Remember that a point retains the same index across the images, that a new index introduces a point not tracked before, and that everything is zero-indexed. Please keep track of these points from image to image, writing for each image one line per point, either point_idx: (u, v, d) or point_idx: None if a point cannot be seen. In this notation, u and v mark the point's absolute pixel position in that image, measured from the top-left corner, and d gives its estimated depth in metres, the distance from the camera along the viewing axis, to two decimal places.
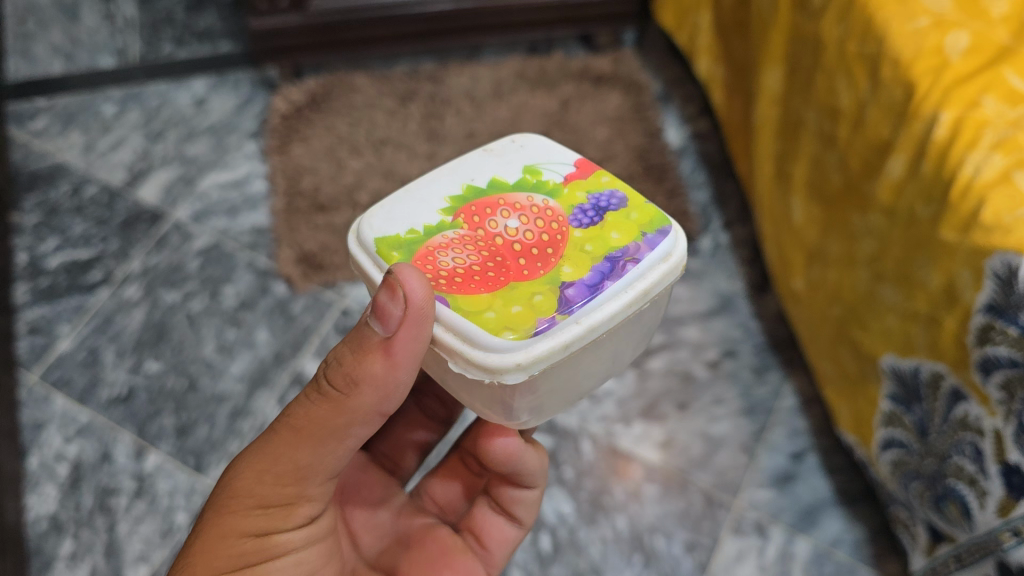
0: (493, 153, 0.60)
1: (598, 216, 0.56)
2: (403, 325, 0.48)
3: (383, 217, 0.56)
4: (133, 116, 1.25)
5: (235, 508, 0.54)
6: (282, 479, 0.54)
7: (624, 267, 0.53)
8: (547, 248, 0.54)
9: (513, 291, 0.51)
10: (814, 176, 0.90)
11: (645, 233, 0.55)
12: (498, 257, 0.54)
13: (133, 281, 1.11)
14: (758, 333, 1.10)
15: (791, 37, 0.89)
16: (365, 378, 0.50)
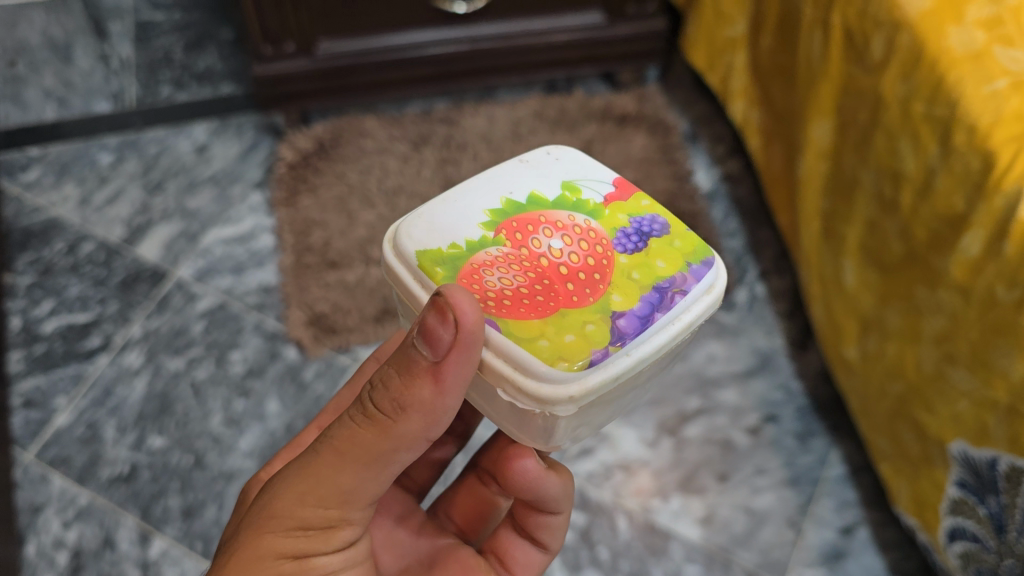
0: (529, 165, 0.57)
1: (642, 241, 0.53)
2: (455, 347, 0.44)
3: (424, 228, 0.52)
4: (131, 165, 1.18)
5: (274, 529, 0.49)
6: (324, 501, 0.49)
7: (672, 299, 0.50)
8: (593, 272, 0.51)
9: (564, 319, 0.48)
10: (872, 241, 0.83)
11: (690, 264, 0.52)
12: (545, 280, 0.50)
13: (133, 347, 1.04)
14: (801, 394, 1.03)
15: (845, 90, 0.82)
16: (413, 403, 0.46)
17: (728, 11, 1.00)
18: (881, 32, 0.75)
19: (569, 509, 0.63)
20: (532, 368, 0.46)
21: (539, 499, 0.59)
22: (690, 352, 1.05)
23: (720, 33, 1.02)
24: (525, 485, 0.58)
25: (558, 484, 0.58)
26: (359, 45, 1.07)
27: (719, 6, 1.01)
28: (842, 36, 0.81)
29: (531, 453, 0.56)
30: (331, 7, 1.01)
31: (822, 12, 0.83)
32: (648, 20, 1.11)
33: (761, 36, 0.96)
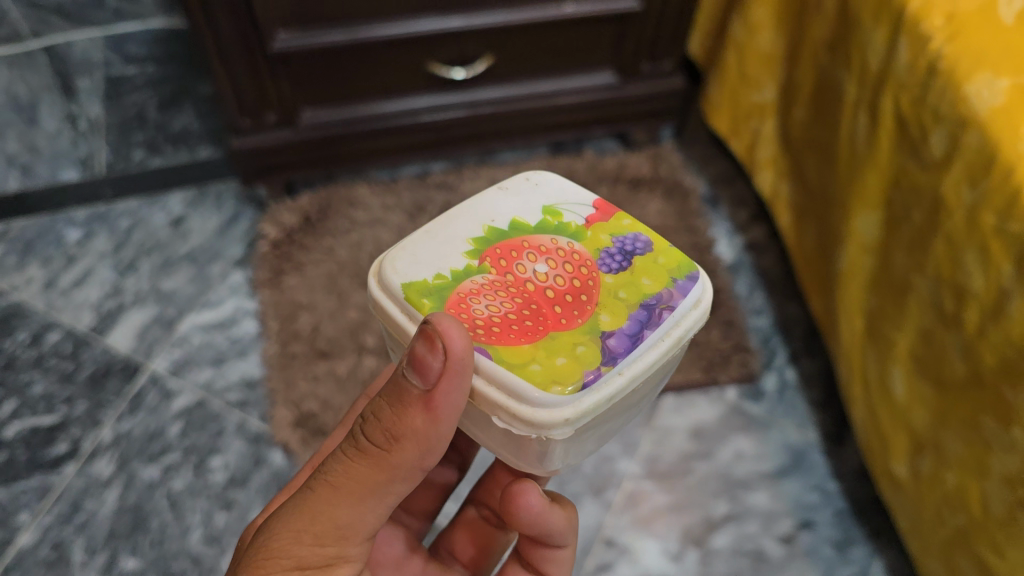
0: (510, 193, 0.58)
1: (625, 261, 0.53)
2: (444, 377, 0.43)
3: (412, 262, 0.52)
4: (101, 241, 1.08)
5: (271, 570, 0.48)
6: (321, 540, 0.48)
7: (660, 315, 0.50)
8: (580, 295, 0.51)
9: (553, 342, 0.48)
10: (925, 351, 0.72)
11: (675, 279, 0.52)
12: (532, 305, 0.51)
13: (103, 453, 0.94)
14: (838, 496, 0.93)
15: (896, 182, 0.71)
16: (408, 435, 0.45)
17: (755, 75, 0.90)
18: (942, 126, 0.64)
19: (576, 542, 0.61)
20: (526, 391, 0.46)
21: (544, 534, 0.58)
22: (715, 450, 0.95)
23: (746, 97, 0.92)
24: (530, 522, 0.56)
25: (563, 517, 0.57)
26: (346, 114, 0.96)
27: (743, 69, 0.91)
28: (894, 123, 0.70)
29: (535, 488, 0.55)
30: (313, 74, 0.90)
31: (871, 93, 0.72)
32: (665, 78, 1.01)
33: (793, 107, 0.85)
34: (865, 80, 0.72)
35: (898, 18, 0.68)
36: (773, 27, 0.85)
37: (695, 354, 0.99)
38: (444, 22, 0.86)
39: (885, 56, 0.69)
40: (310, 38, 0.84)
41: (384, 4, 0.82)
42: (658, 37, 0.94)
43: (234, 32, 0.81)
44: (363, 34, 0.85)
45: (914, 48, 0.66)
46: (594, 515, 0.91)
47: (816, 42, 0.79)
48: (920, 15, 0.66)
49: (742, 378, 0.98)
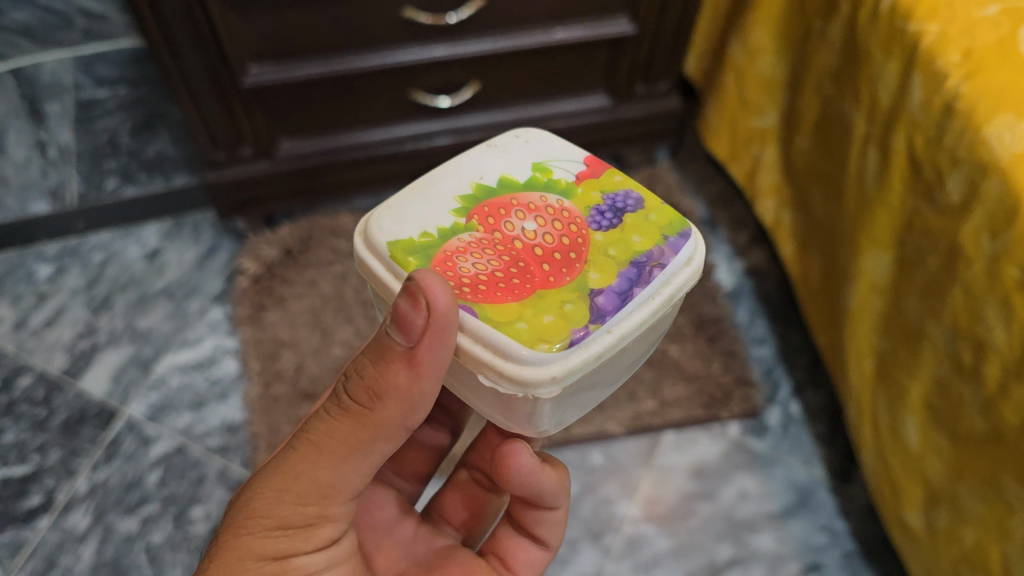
0: (500, 148, 0.56)
1: (617, 219, 0.52)
2: (427, 333, 0.43)
3: (401, 218, 0.51)
4: (73, 277, 1.03)
5: (252, 530, 0.48)
6: (303, 501, 0.48)
7: (650, 273, 0.49)
8: (569, 253, 0.50)
9: (540, 300, 0.47)
10: (940, 402, 0.67)
11: (667, 237, 0.51)
12: (520, 263, 0.50)
13: (78, 505, 0.89)
14: (847, 537, 0.89)
15: (909, 225, 0.67)
16: (391, 394, 0.45)
17: (756, 100, 0.86)
18: (959, 170, 0.59)
19: (567, 504, 0.59)
20: (512, 352, 0.45)
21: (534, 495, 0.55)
22: (717, 490, 0.91)
23: (747, 123, 0.89)
24: (520, 482, 0.54)
25: (554, 477, 0.54)
26: (327, 143, 0.92)
27: (743, 94, 0.87)
28: (907, 162, 0.65)
29: (525, 448, 0.52)
30: (288, 106, 0.86)
31: (882, 130, 0.68)
32: (660, 99, 0.98)
33: (797, 136, 0.81)
34: (874, 115, 0.68)
35: (911, 53, 0.64)
36: (774, 50, 0.82)
37: (695, 389, 0.95)
38: (426, 51, 0.82)
39: (897, 92, 0.65)
40: (286, 71, 0.81)
41: (361, 33, 0.79)
42: (652, 58, 0.90)
43: (202, 68, 0.79)
44: (342, 66, 0.81)
45: (929, 86, 0.62)
46: (592, 561, 0.87)
47: (821, 71, 0.75)
48: (934, 52, 0.62)
49: (744, 414, 0.94)
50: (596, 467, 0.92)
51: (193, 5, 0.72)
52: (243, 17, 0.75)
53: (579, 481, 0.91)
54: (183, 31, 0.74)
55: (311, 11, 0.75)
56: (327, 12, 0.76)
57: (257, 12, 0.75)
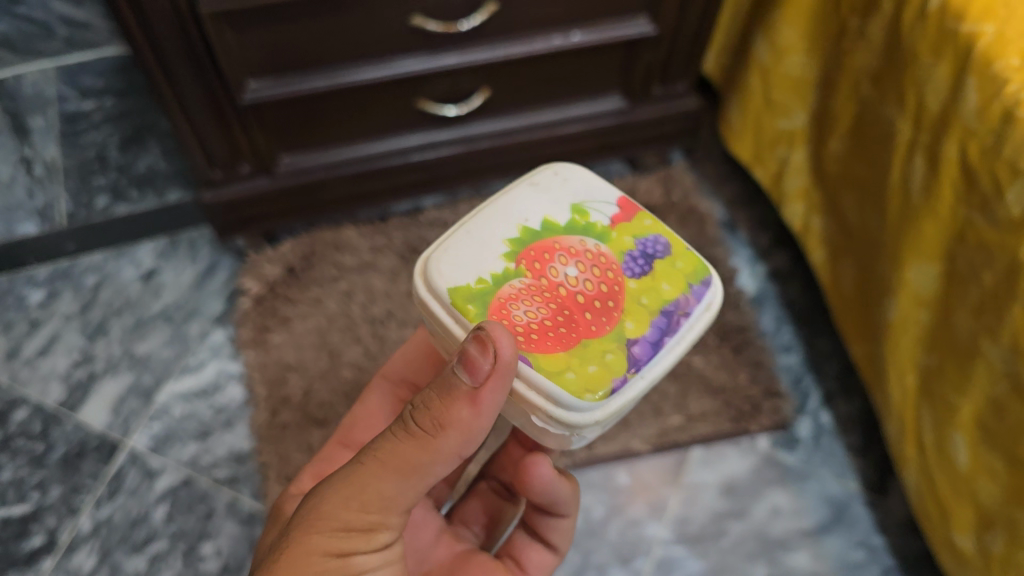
0: (540, 188, 0.54)
1: (648, 264, 0.52)
2: (495, 374, 0.42)
3: (452, 264, 0.49)
4: (66, 302, 0.98)
5: (321, 529, 0.43)
6: (367, 506, 0.43)
7: (679, 322, 0.50)
8: (607, 300, 0.50)
9: (584, 350, 0.47)
10: (993, 421, 0.63)
11: (692, 285, 0.51)
12: (567, 312, 0.49)
13: (82, 544, 0.85)
14: (885, 553, 0.85)
15: (960, 236, 0.64)
16: (455, 423, 0.43)
17: (783, 100, 0.87)
18: (1020, 180, 0.56)
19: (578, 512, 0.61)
20: (558, 399, 0.46)
21: (550, 503, 0.58)
22: (749, 507, 0.87)
23: (773, 124, 0.89)
24: (540, 490, 0.56)
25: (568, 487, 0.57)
26: (332, 156, 0.89)
27: (770, 95, 0.88)
28: (958, 171, 0.63)
29: (545, 460, 0.55)
30: (290, 120, 0.83)
31: (931, 137, 0.65)
32: (678, 100, 0.95)
33: (830, 140, 0.81)
34: (921, 121, 0.66)
35: (964, 58, 0.61)
36: (805, 51, 0.82)
37: (722, 403, 0.91)
38: (435, 60, 0.79)
39: (947, 97, 0.63)
40: (285, 86, 0.77)
41: (368, 45, 0.76)
42: (670, 61, 0.89)
43: (197, 85, 0.75)
44: (346, 79, 0.78)
45: (985, 91, 0.59)
46: None
47: (858, 73, 0.74)
48: (990, 56, 0.59)
49: (774, 427, 0.91)
50: (621, 487, 0.88)
51: (186, 20, 0.68)
52: (240, 32, 0.71)
53: (604, 502, 0.87)
54: (175, 51, 0.71)
55: (314, 22, 0.72)
56: (327, 25, 0.72)
57: (254, 24, 0.71)
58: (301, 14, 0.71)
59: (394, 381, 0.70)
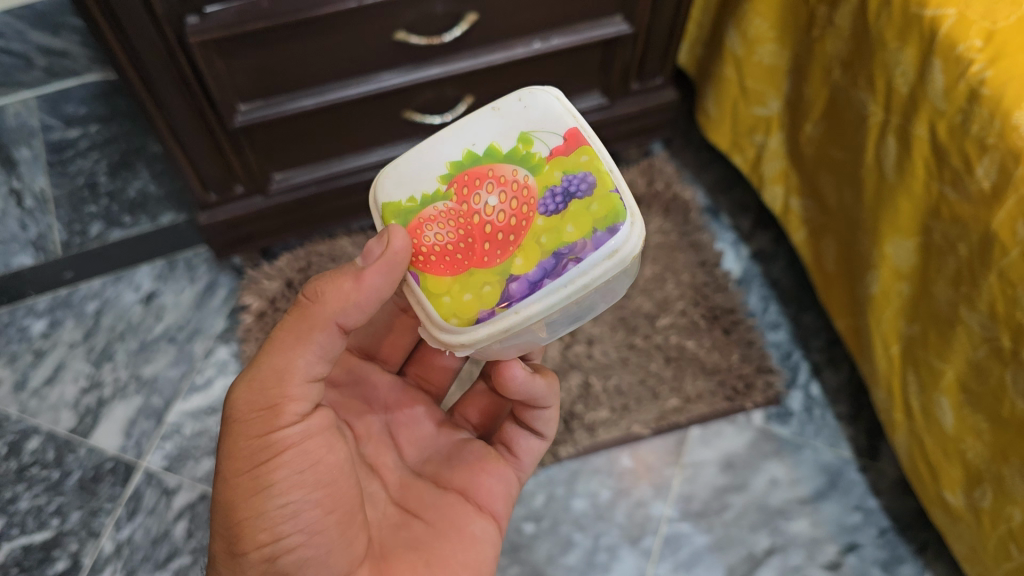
0: (499, 112, 0.50)
1: (564, 202, 0.48)
2: (383, 260, 0.48)
3: (391, 179, 0.51)
4: (69, 330, 1.00)
5: (235, 417, 0.50)
6: (266, 383, 0.49)
7: (567, 266, 0.47)
8: (510, 233, 0.49)
9: (468, 279, 0.49)
10: (976, 383, 0.67)
11: (597, 231, 0.48)
12: (468, 240, 0.49)
13: (106, 566, 0.87)
14: (880, 514, 0.89)
15: (935, 210, 0.67)
16: (332, 300, 0.49)
17: (757, 88, 0.90)
18: (989, 156, 0.60)
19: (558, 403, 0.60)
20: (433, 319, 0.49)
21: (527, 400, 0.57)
22: (749, 480, 0.91)
23: (749, 111, 0.93)
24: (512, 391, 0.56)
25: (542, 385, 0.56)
26: (322, 171, 0.91)
27: (744, 83, 0.91)
28: (929, 149, 0.66)
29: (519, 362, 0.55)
30: (280, 139, 0.85)
31: (901, 118, 0.69)
32: (657, 93, 0.99)
33: (804, 123, 0.85)
34: (892, 102, 0.70)
35: (929, 42, 0.65)
36: (775, 41, 0.85)
37: (717, 383, 0.94)
38: (420, 72, 0.81)
39: (915, 79, 0.67)
40: (275, 106, 0.79)
41: (353, 62, 0.78)
42: (647, 56, 0.92)
43: (188, 110, 0.76)
44: (334, 95, 0.80)
45: (950, 72, 0.63)
46: (634, 566, 0.86)
47: (828, 58, 0.78)
48: (954, 39, 0.63)
49: (767, 402, 0.94)
50: (625, 470, 0.91)
51: (173, 49, 0.70)
52: (229, 58, 0.73)
53: (610, 487, 0.90)
54: (165, 81, 0.72)
55: (299, 42, 0.73)
56: (313, 45, 0.74)
57: (241, 49, 0.72)
58: (287, 36, 0.72)
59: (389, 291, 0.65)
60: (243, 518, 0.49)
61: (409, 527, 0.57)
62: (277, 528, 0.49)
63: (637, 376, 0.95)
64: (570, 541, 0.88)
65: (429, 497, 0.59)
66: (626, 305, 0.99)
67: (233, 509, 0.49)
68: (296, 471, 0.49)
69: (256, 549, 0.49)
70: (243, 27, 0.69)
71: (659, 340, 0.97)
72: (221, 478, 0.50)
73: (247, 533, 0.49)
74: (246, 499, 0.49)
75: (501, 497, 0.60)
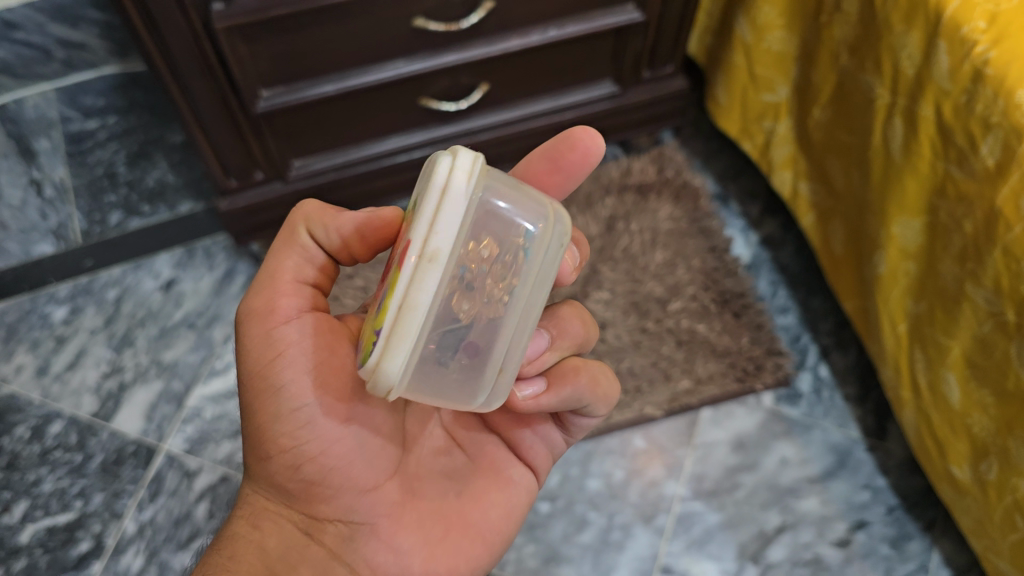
0: (428, 173, 0.45)
1: (381, 306, 0.44)
2: (364, 219, 0.52)
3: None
4: (90, 317, 1.02)
5: (244, 322, 0.52)
6: (263, 289, 0.52)
7: (360, 361, 0.46)
8: (373, 305, 0.48)
9: (356, 331, 0.51)
10: (981, 357, 0.69)
11: (369, 347, 0.43)
12: (370, 298, 0.50)
13: (129, 546, 0.88)
14: (888, 493, 0.91)
15: (941, 189, 0.69)
16: (313, 211, 0.53)
17: (766, 75, 0.92)
18: (993, 134, 0.62)
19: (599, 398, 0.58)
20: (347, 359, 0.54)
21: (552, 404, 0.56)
22: (760, 460, 0.93)
23: (758, 99, 0.95)
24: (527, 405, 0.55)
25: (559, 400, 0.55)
26: (340, 158, 0.93)
27: (753, 71, 0.93)
28: (934, 129, 0.68)
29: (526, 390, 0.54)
30: (299, 126, 0.87)
31: (908, 99, 0.71)
32: (667, 82, 1.01)
33: (812, 109, 0.87)
34: (898, 85, 0.72)
35: (934, 25, 0.67)
36: (783, 28, 0.87)
37: (727, 365, 0.96)
38: (436, 59, 0.83)
39: (921, 61, 0.69)
40: (295, 93, 0.81)
41: (372, 49, 0.80)
42: (657, 45, 0.94)
43: (211, 97, 0.78)
44: (352, 82, 0.82)
45: (955, 54, 0.65)
46: (647, 543, 0.88)
47: (836, 43, 0.80)
48: (958, 21, 0.65)
49: (777, 384, 0.96)
50: (638, 450, 0.93)
51: (199, 35, 0.71)
52: (252, 45, 0.75)
53: (624, 467, 0.92)
54: (190, 67, 0.74)
55: (320, 29, 0.75)
56: (334, 31, 0.76)
57: (264, 36, 0.74)
58: (308, 22, 0.74)
59: None
60: (263, 422, 0.51)
61: (448, 455, 0.58)
62: (296, 433, 0.51)
63: (650, 358, 0.96)
64: (584, 519, 0.90)
65: (476, 431, 0.61)
66: (638, 289, 1.01)
67: (256, 416, 0.51)
68: (302, 372, 0.51)
69: (279, 453, 0.51)
70: (267, 13, 0.71)
71: (670, 324, 0.99)
72: (242, 385, 0.53)
73: (270, 438, 0.51)
74: (261, 401, 0.51)
75: (544, 455, 0.61)
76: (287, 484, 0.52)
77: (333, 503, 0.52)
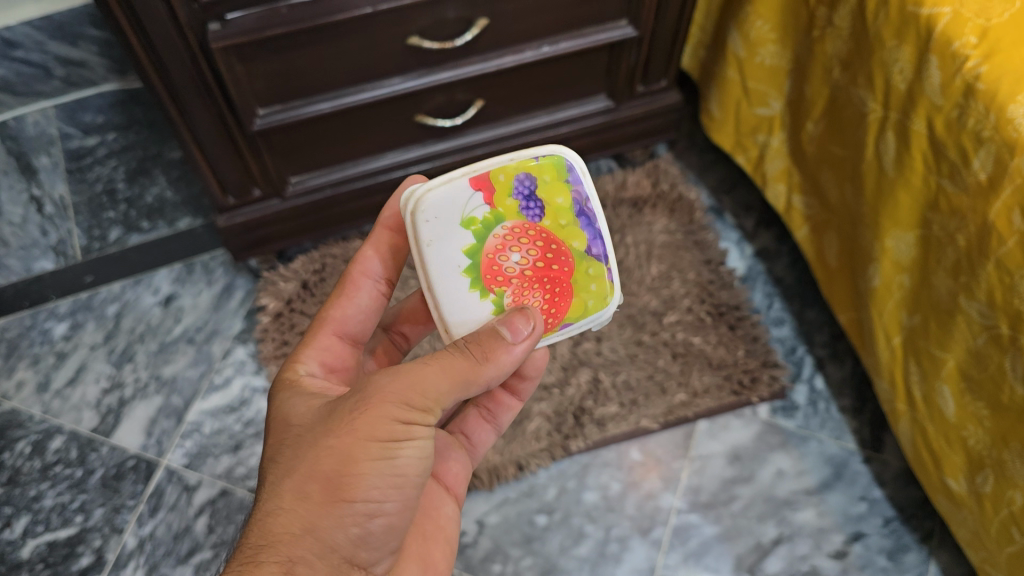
0: (431, 239, 0.56)
1: (535, 199, 0.57)
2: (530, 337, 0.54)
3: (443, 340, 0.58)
4: (89, 333, 1.03)
5: (389, 397, 0.48)
6: (425, 387, 0.50)
7: (588, 208, 0.58)
8: (550, 246, 0.58)
9: (575, 283, 0.59)
10: (976, 370, 0.69)
11: (567, 178, 0.58)
12: (542, 280, 0.58)
13: (129, 561, 0.88)
14: (885, 504, 0.91)
15: (933, 203, 0.70)
16: (496, 368, 0.53)
17: (759, 88, 0.93)
18: (985, 149, 0.63)
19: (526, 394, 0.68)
20: (596, 316, 0.60)
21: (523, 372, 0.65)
22: (755, 472, 0.93)
23: (753, 112, 0.95)
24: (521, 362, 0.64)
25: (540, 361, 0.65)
26: (336, 175, 0.94)
27: (747, 84, 0.94)
28: (927, 145, 0.69)
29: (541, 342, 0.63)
30: (295, 144, 0.88)
31: (899, 113, 0.72)
32: (661, 96, 1.02)
33: (806, 123, 0.87)
34: (891, 100, 0.72)
35: (925, 40, 0.67)
36: (777, 42, 0.88)
37: (723, 377, 0.97)
38: (431, 76, 0.84)
39: (912, 76, 0.69)
40: (293, 111, 0.82)
41: (367, 67, 0.80)
42: (650, 62, 0.95)
43: (208, 116, 0.79)
44: (350, 99, 0.83)
45: (946, 69, 0.65)
46: (645, 556, 0.88)
47: (829, 58, 0.80)
48: (949, 36, 0.65)
49: (772, 396, 0.97)
50: (635, 463, 0.93)
51: (196, 54, 0.72)
52: (249, 64, 0.75)
53: (620, 479, 0.93)
54: (186, 87, 0.75)
55: (317, 47, 0.76)
56: (329, 50, 0.77)
57: (259, 55, 0.75)
58: (304, 41, 0.75)
59: (372, 278, 0.63)
60: (362, 475, 0.47)
61: None
62: (387, 493, 0.48)
63: (646, 371, 0.97)
64: (581, 532, 0.90)
65: None
66: (633, 302, 1.01)
67: (353, 462, 0.47)
68: (417, 461, 0.49)
69: (362, 502, 0.47)
70: (264, 33, 0.71)
71: (666, 336, 0.99)
72: (340, 432, 0.48)
73: (361, 486, 0.47)
74: (368, 463, 0.47)
75: (462, 480, 0.63)
76: (345, 531, 0.47)
77: (369, 554, 0.49)
